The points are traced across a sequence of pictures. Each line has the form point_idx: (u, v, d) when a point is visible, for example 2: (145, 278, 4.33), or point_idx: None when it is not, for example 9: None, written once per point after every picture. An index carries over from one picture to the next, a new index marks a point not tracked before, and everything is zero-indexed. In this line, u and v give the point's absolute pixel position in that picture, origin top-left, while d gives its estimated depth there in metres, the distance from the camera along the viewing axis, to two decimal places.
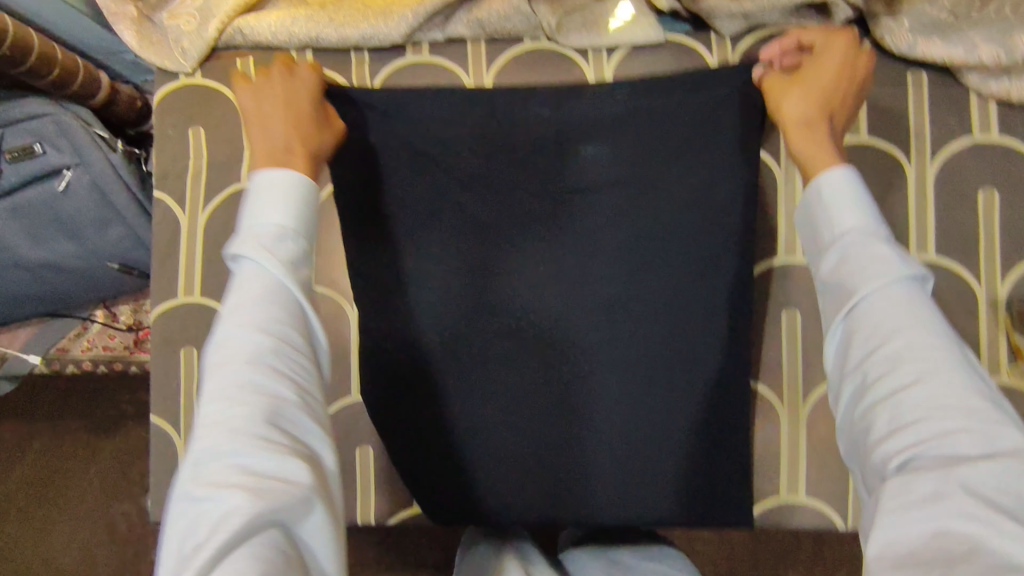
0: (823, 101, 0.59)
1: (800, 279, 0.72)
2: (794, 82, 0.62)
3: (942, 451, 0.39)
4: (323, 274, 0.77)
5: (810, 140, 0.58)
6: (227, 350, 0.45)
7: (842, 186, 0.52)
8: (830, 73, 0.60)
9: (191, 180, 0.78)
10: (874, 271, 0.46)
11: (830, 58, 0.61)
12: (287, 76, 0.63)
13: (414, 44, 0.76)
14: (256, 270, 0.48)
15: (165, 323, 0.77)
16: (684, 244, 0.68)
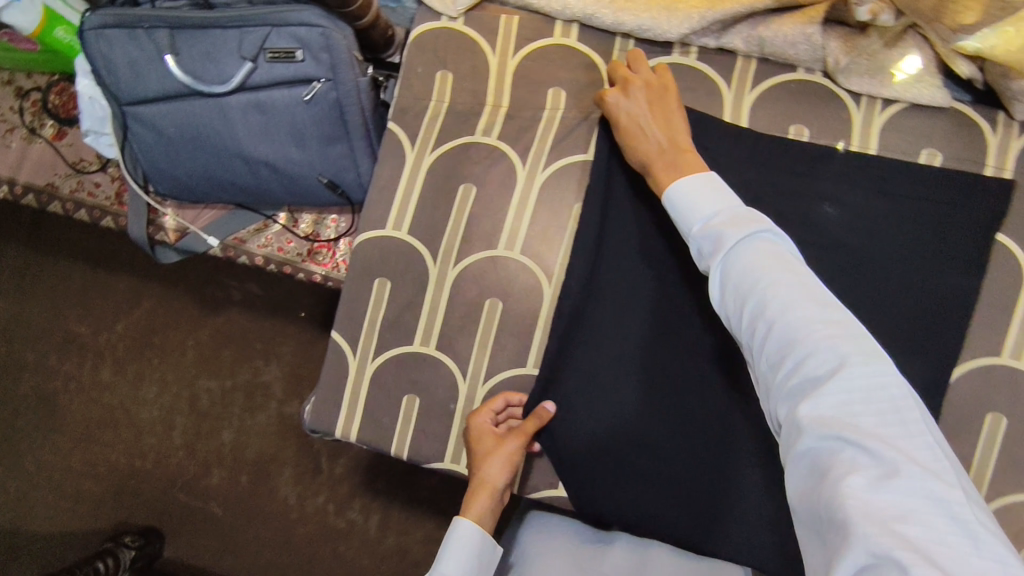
0: (646, 135, 0.69)
1: (1015, 387, 0.69)
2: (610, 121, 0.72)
3: (808, 385, 0.48)
4: (530, 245, 0.77)
5: (665, 170, 0.67)
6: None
7: (685, 189, 0.64)
8: (621, 110, 0.71)
9: (428, 121, 0.79)
10: (729, 268, 0.56)
11: (618, 97, 0.71)
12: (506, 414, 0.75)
13: (683, 45, 0.75)
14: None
15: (368, 249, 0.79)
16: (896, 309, 0.68)
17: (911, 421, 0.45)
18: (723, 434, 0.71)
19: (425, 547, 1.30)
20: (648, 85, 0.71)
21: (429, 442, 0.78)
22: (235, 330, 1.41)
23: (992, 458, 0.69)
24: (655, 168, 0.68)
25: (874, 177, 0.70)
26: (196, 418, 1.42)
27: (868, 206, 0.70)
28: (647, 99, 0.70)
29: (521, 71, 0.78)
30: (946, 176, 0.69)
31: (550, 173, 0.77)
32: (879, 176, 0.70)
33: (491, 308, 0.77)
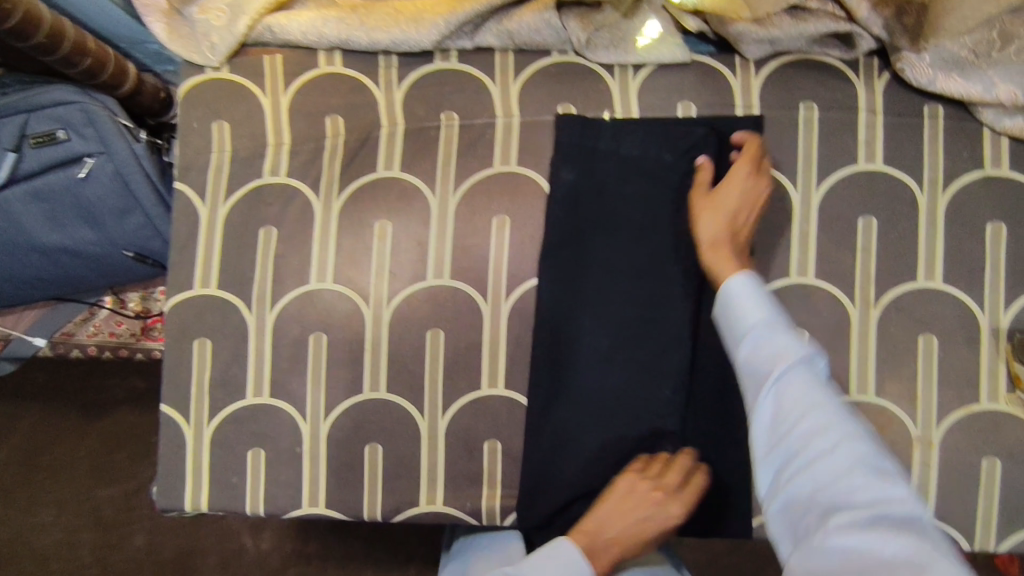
0: (729, 202, 0.69)
1: (810, 300, 0.74)
2: (720, 189, 0.70)
3: (807, 483, 0.51)
4: (342, 272, 0.77)
5: (721, 255, 0.66)
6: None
7: (746, 287, 0.62)
8: (736, 176, 0.70)
9: (214, 173, 0.78)
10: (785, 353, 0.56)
11: (743, 170, 0.70)
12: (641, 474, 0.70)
13: (443, 51, 0.78)
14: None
15: (179, 313, 0.78)
16: (682, 255, 0.74)
17: (936, 542, 0.47)
18: (561, 408, 0.74)
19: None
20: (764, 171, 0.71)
21: (284, 490, 0.76)
22: (119, 433, 1.31)
23: None
24: (721, 252, 0.66)
25: (642, 138, 0.75)
26: (102, 531, 1.28)
27: (645, 165, 0.75)
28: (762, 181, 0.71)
29: (295, 106, 0.78)
30: (697, 122, 0.75)
31: (345, 199, 0.77)
32: (648, 135, 0.75)
33: (317, 342, 0.77)
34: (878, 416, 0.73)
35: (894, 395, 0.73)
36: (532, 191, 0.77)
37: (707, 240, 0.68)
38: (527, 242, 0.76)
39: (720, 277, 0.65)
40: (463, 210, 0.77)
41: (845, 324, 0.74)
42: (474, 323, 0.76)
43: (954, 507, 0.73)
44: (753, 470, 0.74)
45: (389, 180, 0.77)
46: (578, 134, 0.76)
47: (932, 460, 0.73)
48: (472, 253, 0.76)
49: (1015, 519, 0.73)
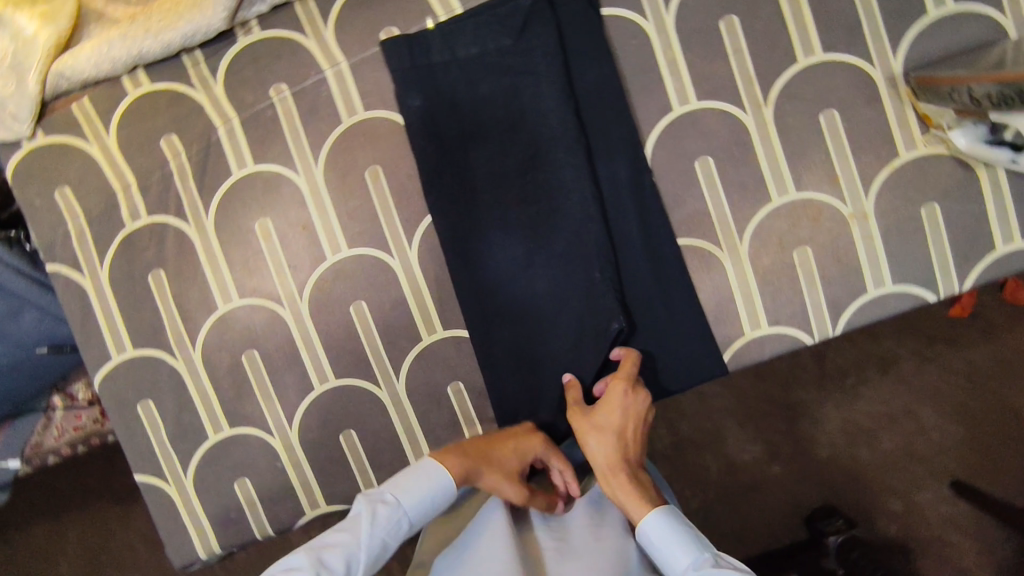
0: (609, 443, 0.68)
1: (700, 125, 0.71)
2: (595, 415, 0.69)
3: None
4: (244, 285, 0.74)
5: (620, 487, 0.67)
6: (338, 532, 0.61)
7: (665, 522, 0.63)
8: (614, 403, 0.69)
9: (78, 242, 0.75)
10: (680, 560, 0.61)
11: (620, 393, 0.69)
12: (523, 434, 0.70)
13: (242, 26, 0.72)
14: (389, 508, 0.63)
15: (110, 386, 0.76)
16: (558, 133, 0.70)
17: None
18: (504, 328, 0.73)
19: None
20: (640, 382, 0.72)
21: (283, 505, 0.77)
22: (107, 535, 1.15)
23: (719, 193, 0.72)
24: (618, 498, 0.67)
25: (474, 36, 0.70)
26: None
27: (488, 61, 0.70)
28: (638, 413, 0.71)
29: (125, 142, 0.74)
30: None
31: (214, 213, 0.74)
32: (480, 31, 0.70)
33: (251, 360, 0.75)
34: (806, 210, 0.71)
35: (813, 184, 0.71)
36: (390, 130, 0.72)
37: (606, 474, 0.68)
38: (406, 182, 0.73)
39: (611, 398, 0.69)
40: (332, 176, 0.73)
41: (743, 134, 0.71)
42: (389, 281, 0.74)
43: (910, 266, 0.71)
44: (705, 310, 0.73)
45: (247, 177, 0.73)
46: (410, 56, 0.70)
47: (872, 230, 0.71)
48: (359, 215, 0.73)
49: (971, 253, 0.71)
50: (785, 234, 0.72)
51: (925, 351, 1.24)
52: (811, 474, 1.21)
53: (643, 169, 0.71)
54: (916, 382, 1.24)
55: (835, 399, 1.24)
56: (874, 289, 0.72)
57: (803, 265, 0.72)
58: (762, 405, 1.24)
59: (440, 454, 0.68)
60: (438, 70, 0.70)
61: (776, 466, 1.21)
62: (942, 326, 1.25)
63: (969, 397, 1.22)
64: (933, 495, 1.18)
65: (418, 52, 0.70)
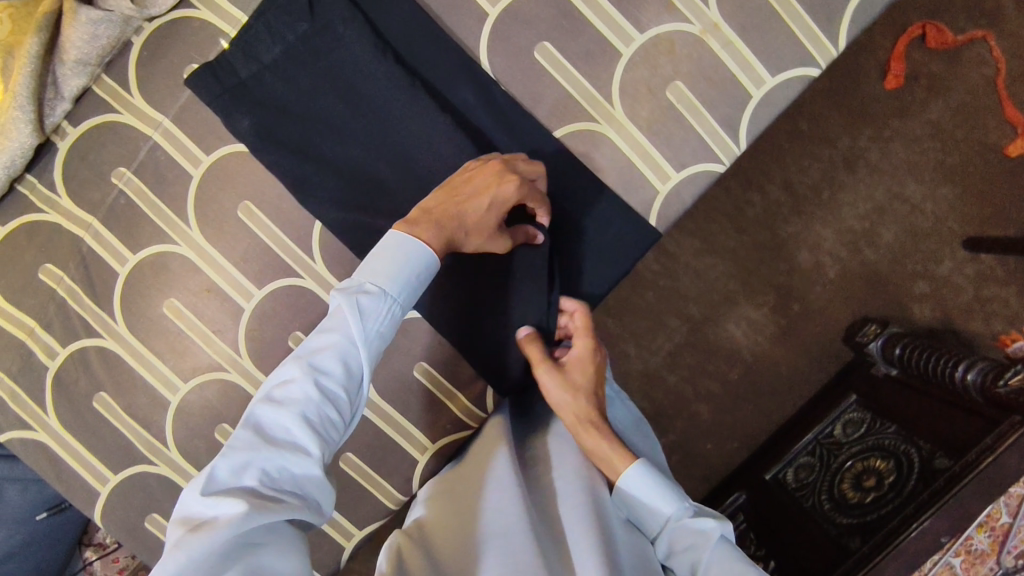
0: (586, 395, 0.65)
1: (522, 16, 0.69)
2: (563, 372, 0.65)
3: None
4: (183, 369, 0.74)
5: (599, 440, 0.64)
6: (322, 332, 0.56)
7: (647, 478, 0.62)
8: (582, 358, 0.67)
9: (15, 402, 0.74)
10: (661, 510, 0.62)
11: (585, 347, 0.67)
12: (500, 172, 0.63)
13: (56, 131, 0.71)
14: (374, 300, 0.57)
15: (112, 518, 0.76)
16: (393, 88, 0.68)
17: None
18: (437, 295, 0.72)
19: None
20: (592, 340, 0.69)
21: (320, 549, 0.77)
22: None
23: (571, 70, 0.70)
24: (600, 451, 0.64)
25: (269, 35, 0.68)
26: None
27: (295, 54, 0.68)
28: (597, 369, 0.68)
29: (8, 291, 0.73)
30: None
31: (121, 317, 0.73)
32: (272, 28, 0.67)
33: (224, 434, 0.75)
34: (659, 48, 0.69)
35: (651, 20, 0.69)
36: (240, 162, 0.71)
37: (585, 430, 0.64)
38: (279, 203, 0.71)
39: (580, 354, 0.67)
40: (209, 231, 0.72)
41: (566, 5, 0.69)
42: (312, 302, 0.73)
43: (780, 52, 0.69)
44: (611, 186, 0.71)
45: (134, 270, 0.72)
46: (219, 82, 0.67)
47: (730, 36, 0.69)
48: (253, 254, 0.72)
49: (832, 12, 0.68)
50: (651, 80, 0.70)
51: (886, 133, 1.19)
52: (828, 295, 1.20)
53: (488, 83, 0.69)
54: (890, 166, 1.20)
55: (820, 219, 1.21)
56: (757, 91, 0.70)
57: (681, 100, 0.70)
58: (755, 255, 1.21)
59: (417, 214, 0.61)
60: (253, 84, 0.68)
61: (794, 305, 1.20)
62: (892, 101, 1.19)
63: (946, 157, 1.18)
64: (950, 265, 1.18)
65: (224, 73, 0.67)
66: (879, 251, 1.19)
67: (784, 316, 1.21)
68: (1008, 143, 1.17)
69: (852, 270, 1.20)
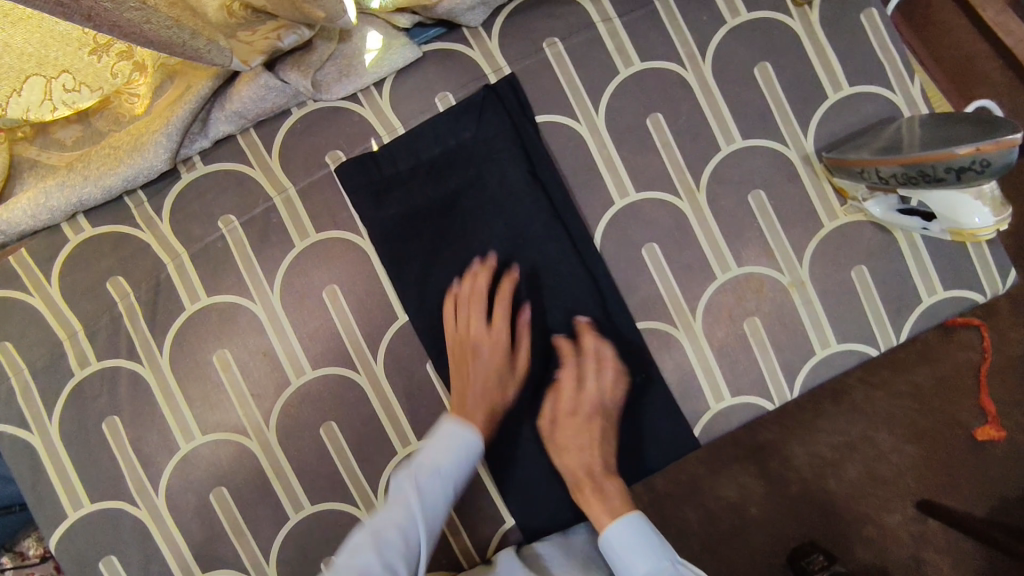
0: (592, 441, 0.70)
1: (641, 216, 0.75)
2: (556, 406, 0.71)
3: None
4: (207, 420, 0.72)
5: (589, 493, 0.68)
6: (388, 516, 0.59)
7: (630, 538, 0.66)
8: (586, 389, 0.71)
9: (24, 397, 0.72)
10: (640, 566, 0.62)
11: (577, 375, 0.71)
12: (487, 308, 0.72)
13: (185, 161, 0.73)
14: (433, 476, 0.61)
15: (67, 547, 0.71)
16: (512, 233, 0.73)
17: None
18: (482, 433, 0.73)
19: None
20: (599, 360, 0.72)
21: None
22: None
23: (669, 275, 0.75)
24: (587, 493, 0.68)
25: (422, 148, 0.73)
26: None
27: (437, 168, 0.73)
28: (605, 397, 0.71)
29: (69, 290, 0.72)
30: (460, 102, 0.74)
31: (169, 350, 0.72)
32: (424, 144, 0.73)
33: (219, 498, 0.72)
34: (749, 284, 0.75)
35: (748, 260, 0.75)
36: (344, 247, 0.73)
37: (569, 472, 0.69)
38: (365, 297, 0.73)
39: (562, 386, 0.71)
40: (290, 300, 0.73)
41: (682, 220, 0.75)
42: (358, 397, 0.73)
43: (851, 323, 0.75)
44: (671, 388, 0.75)
45: (201, 310, 0.72)
46: (367, 176, 0.73)
47: (812, 296, 0.75)
48: (322, 335, 0.73)
49: (902, 306, 0.75)
50: (734, 308, 0.75)
51: (875, 376, 1.01)
52: (784, 520, 1.00)
53: (594, 260, 0.74)
54: (870, 409, 1.01)
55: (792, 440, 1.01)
56: (820, 350, 0.75)
57: (754, 334, 0.75)
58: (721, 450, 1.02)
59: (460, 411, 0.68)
60: (395, 183, 0.73)
61: (750, 516, 1.00)
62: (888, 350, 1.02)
63: (924, 417, 1.00)
64: (905, 522, 0.98)
65: (380, 167, 0.73)
66: (851, 493, 1.00)
67: (744, 534, 1.00)
68: (978, 426, 0.99)
69: (814, 505, 1.00)
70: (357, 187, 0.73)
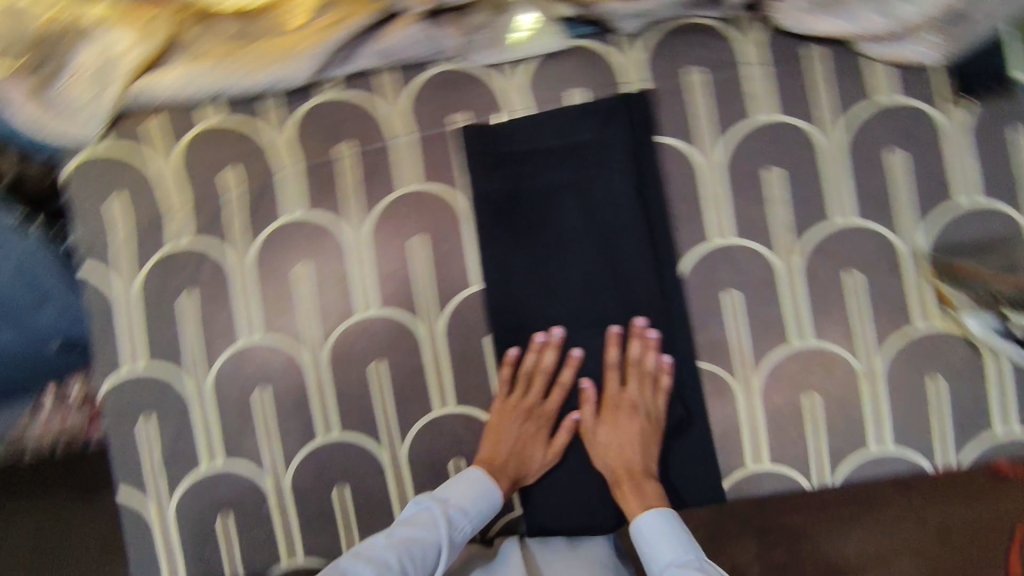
0: (632, 440, 0.71)
1: (732, 260, 0.73)
2: (604, 401, 0.73)
3: None
4: (271, 323, 0.76)
5: (623, 488, 0.70)
6: (414, 529, 0.64)
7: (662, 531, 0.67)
8: (622, 396, 0.72)
9: (119, 250, 0.77)
10: (667, 554, 0.65)
11: (614, 382, 0.73)
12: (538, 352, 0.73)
13: (325, 82, 0.77)
14: (460, 515, 0.67)
15: (116, 397, 0.77)
16: (605, 240, 0.73)
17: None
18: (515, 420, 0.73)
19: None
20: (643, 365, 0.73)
21: (260, 548, 0.76)
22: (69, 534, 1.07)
23: (743, 326, 0.73)
24: (621, 487, 0.71)
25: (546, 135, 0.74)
26: None
27: (557, 156, 0.74)
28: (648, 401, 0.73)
29: (187, 167, 0.77)
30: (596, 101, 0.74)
31: (257, 249, 0.76)
32: (549, 132, 0.74)
33: (260, 397, 0.76)
34: (822, 359, 0.73)
35: (827, 335, 0.73)
36: (442, 203, 0.75)
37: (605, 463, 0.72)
38: (446, 256, 0.75)
39: (612, 384, 0.73)
40: (378, 237, 0.76)
41: (773, 277, 0.73)
42: (412, 346, 0.76)
43: (912, 430, 0.73)
44: (712, 436, 0.74)
45: (296, 222, 0.76)
46: (487, 147, 0.75)
47: (880, 391, 0.73)
48: (397, 278, 0.76)
49: (970, 429, 0.73)
50: (798, 378, 0.73)
51: None
52: None
53: (674, 290, 0.73)
54: None
55: None
56: (873, 446, 0.73)
57: (810, 410, 0.73)
58: None
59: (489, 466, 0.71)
60: (510, 161, 0.74)
61: None
62: None
63: None
64: None
65: (499, 142, 0.75)
66: None
67: None
68: None
69: None
70: (473, 153, 0.75)
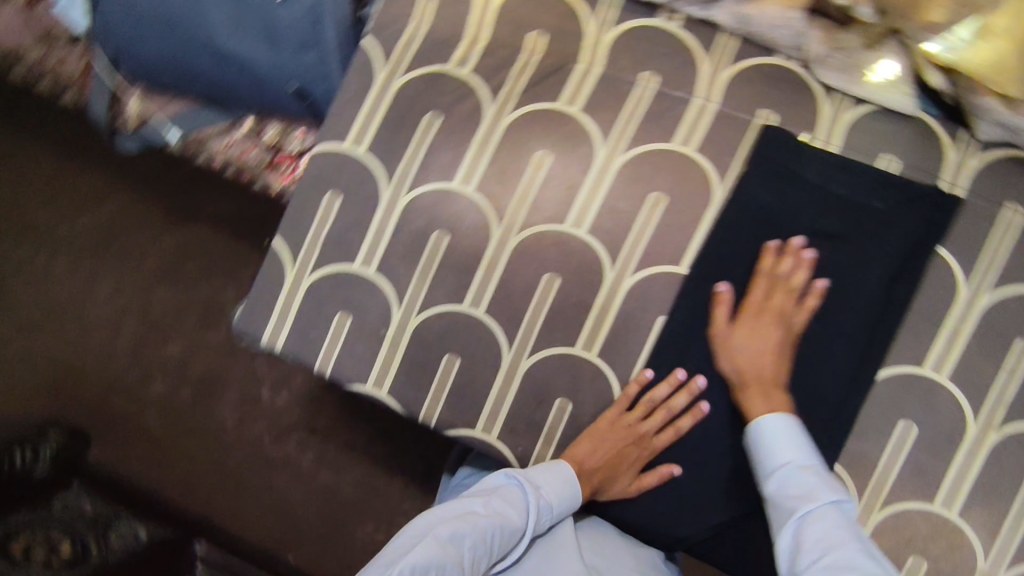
0: (770, 347, 0.69)
1: (931, 398, 0.69)
2: (738, 317, 0.71)
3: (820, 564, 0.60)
4: (486, 184, 0.76)
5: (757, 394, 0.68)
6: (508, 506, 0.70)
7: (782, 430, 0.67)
8: (766, 305, 0.70)
9: (405, 45, 0.79)
10: (786, 456, 0.66)
11: (758, 292, 0.70)
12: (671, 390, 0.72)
13: (670, 12, 0.76)
14: (547, 508, 0.71)
15: (323, 162, 0.79)
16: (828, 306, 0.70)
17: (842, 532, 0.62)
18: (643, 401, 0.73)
19: (359, 495, 1.19)
20: (792, 279, 0.70)
21: (356, 361, 0.78)
22: (199, 245, 1.26)
23: (900, 462, 0.70)
24: (750, 391, 0.69)
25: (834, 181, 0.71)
26: (165, 327, 1.27)
27: (831, 207, 0.70)
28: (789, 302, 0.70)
29: (504, 11, 0.78)
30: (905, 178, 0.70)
31: (517, 116, 0.76)
32: (839, 181, 0.71)
33: (436, 239, 0.77)
34: (953, 538, 0.69)
35: (976, 523, 0.68)
36: (702, 178, 0.73)
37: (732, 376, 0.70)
38: (675, 226, 0.73)
39: (753, 305, 0.70)
40: (626, 171, 0.74)
41: (959, 437, 0.69)
42: (591, 282, 0.74)
43: None
44: None
45: (565, 113, 0.76)
46: (774, 159, 0.72)
47: None
48: (619, 216, 0.74)
49: None
50: (919, 540, 0.69)
51: None
52: None
53: (861, 388, 0.70)
54: None
55: None
56: None
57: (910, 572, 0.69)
58: None
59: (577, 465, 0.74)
60: (787, 185, 0.71)
61: None
62: None
63: None
64: None
65: (788, 162, 0.71)
66: None
67: None
68: None
69: None
70: (758, 157, 0.72)
